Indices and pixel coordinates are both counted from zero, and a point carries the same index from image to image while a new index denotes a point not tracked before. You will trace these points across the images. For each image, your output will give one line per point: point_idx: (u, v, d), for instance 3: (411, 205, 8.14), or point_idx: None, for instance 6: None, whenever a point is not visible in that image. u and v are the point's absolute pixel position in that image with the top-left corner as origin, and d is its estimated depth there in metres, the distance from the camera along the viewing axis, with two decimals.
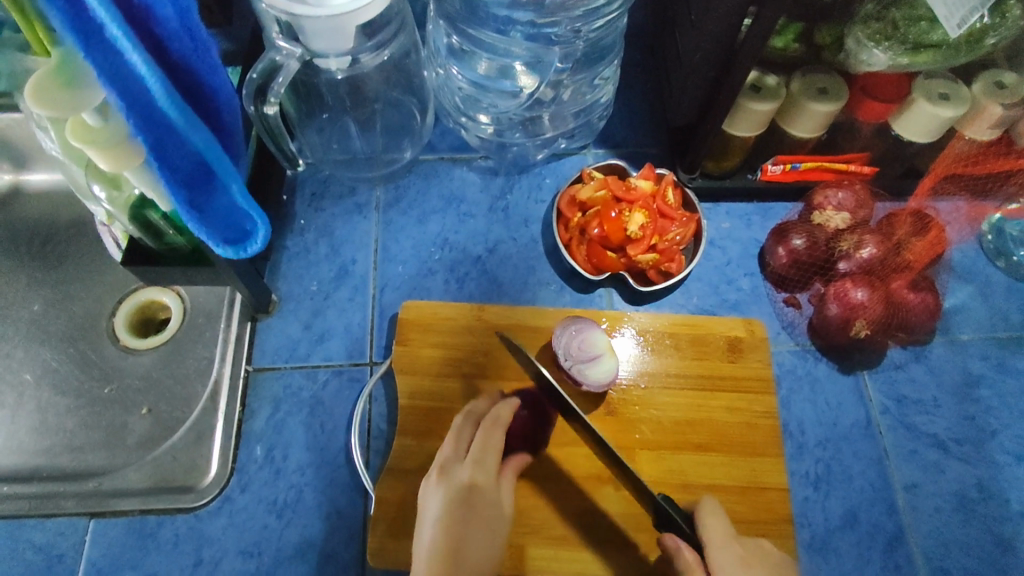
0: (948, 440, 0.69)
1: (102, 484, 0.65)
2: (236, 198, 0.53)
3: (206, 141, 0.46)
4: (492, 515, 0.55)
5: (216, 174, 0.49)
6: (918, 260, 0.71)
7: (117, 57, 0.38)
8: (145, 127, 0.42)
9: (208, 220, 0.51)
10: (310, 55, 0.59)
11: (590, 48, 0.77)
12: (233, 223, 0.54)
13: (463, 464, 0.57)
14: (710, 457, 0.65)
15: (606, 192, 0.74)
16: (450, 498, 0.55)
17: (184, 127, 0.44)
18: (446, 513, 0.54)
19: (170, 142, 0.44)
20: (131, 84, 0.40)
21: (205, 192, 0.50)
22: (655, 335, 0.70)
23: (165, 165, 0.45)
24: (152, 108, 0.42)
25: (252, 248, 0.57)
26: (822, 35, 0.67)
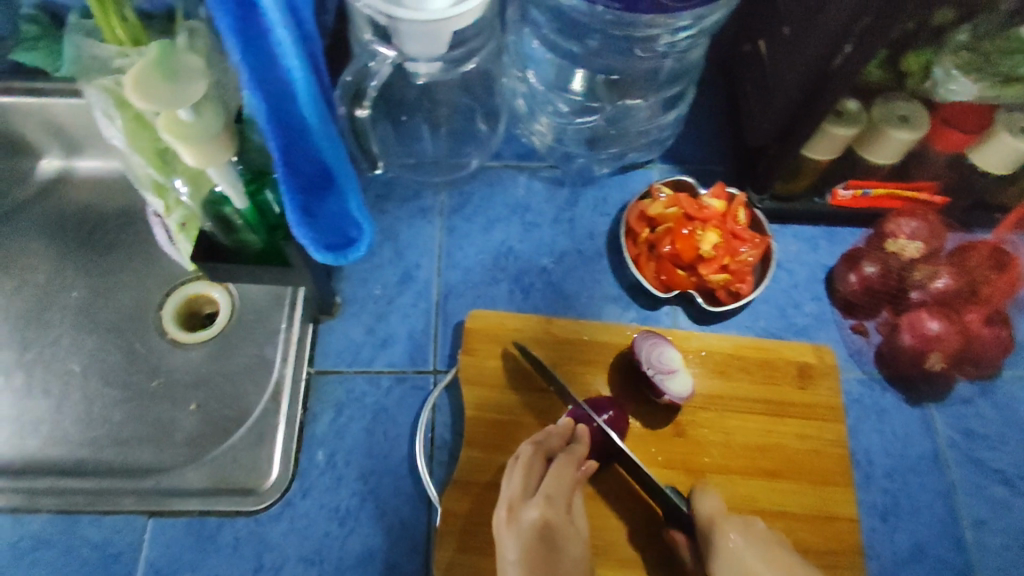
0: (1015, 476, 0.69)
1: (160, 482, 0.64)
2: (349, 208, 0.51)
3: (334, 148, 0.45)
4: (573, 557, 0.53)
5: (336, 182, 0.48)
6: (994, 293, 0.70)
7: (270, 56, 0.37)
8: (277, 128, 0.41)
9: (317, 226, 0.49)
10: (402, 59, 0.58)
11: (677, 68, 0.78)
12: (341, 231, 0.53)
13: (534, 502, 0.55)
14: (782, 484, 0.65)
15: (677, 209, 0.73)
16: (527, 544, 0.52)
17: (318, 132, 0.43)
18: (525, 555, 0.52)
19: (298, 146, 0.43)
20: (276, 84, 0.39)
21: (320, 198, 0.48)
22: (724, 356, 0.69)
23: (289, 167, 0.44)
24: (290, 111, 0.41)
25: (354, 258, 0.55)
26: (909, 62, 0.65)
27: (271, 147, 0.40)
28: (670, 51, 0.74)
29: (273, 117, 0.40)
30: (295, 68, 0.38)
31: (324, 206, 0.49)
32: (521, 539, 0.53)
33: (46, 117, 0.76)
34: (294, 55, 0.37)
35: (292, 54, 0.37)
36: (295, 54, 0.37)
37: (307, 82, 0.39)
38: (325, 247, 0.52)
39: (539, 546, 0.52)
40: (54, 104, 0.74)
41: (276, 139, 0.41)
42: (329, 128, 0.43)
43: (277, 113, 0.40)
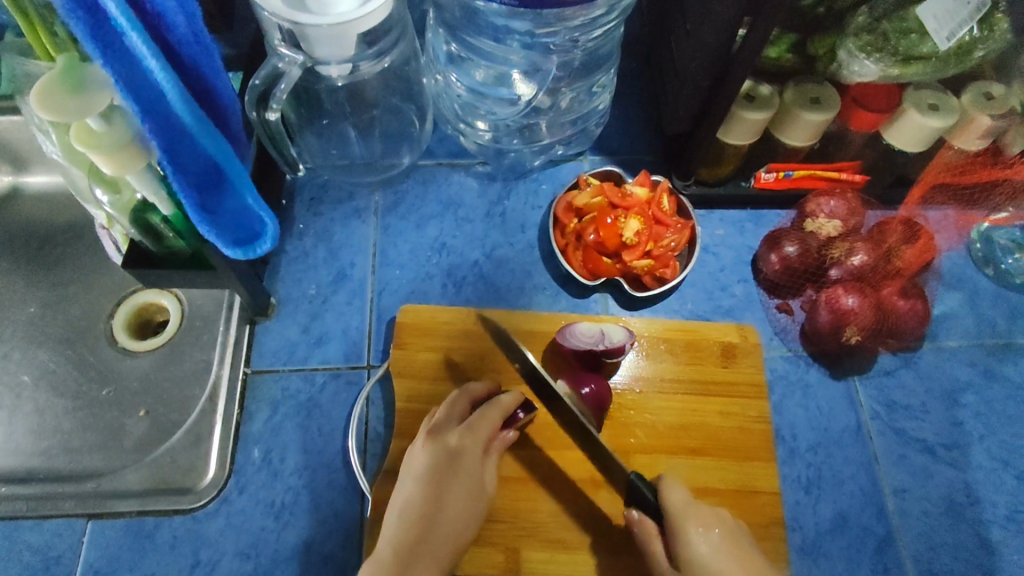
0: (936, 444, 0.71)
1: (101, 485, 0.66)
2: (247, 201, 0.53)
3: (219, 145, 0.47)
4: (471, 483, 0.58)
5: (228, 177, 0.50)
6: (907, 266, 0.72)
7: (132, 61, 0.39)
8: (160, 133, 0.42)
9: (220, 222, 0.51)
10: (313, 62, 0.59)
11: (587, 57, 0.79)
12: (245, 226, 0.55)
13: (455, 429, 0.60)
14: (705, 460, 0.66)
15: (602, 199, 0.75)
16: (432, 461, 0.58)
17: (199, 132, 0.45)
18: (427, 472, 0.57)
19: (183, 147, 0.45)
20: (146, 88, 0.40)
21: (218, 195, 0.50)
22: (649, 340, 0.71)
23: (178, 167, 0.45)
24: (168, 113, 0.42)
25: (262, 249, 0.57)
26: (816, 46, 0.68)
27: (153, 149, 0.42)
28: (580, 45, 0.76)
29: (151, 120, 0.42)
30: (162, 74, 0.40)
31: (223, 202, 0.51)
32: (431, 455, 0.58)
33: None
34: (155, 59, 0.39)
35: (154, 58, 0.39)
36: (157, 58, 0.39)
37: (173, 82, 0.41)
38: (234, 243, 0.54)
39: (442, 468, 0.57)
40: None
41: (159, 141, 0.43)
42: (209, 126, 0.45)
43: (156, 117, 0.42)
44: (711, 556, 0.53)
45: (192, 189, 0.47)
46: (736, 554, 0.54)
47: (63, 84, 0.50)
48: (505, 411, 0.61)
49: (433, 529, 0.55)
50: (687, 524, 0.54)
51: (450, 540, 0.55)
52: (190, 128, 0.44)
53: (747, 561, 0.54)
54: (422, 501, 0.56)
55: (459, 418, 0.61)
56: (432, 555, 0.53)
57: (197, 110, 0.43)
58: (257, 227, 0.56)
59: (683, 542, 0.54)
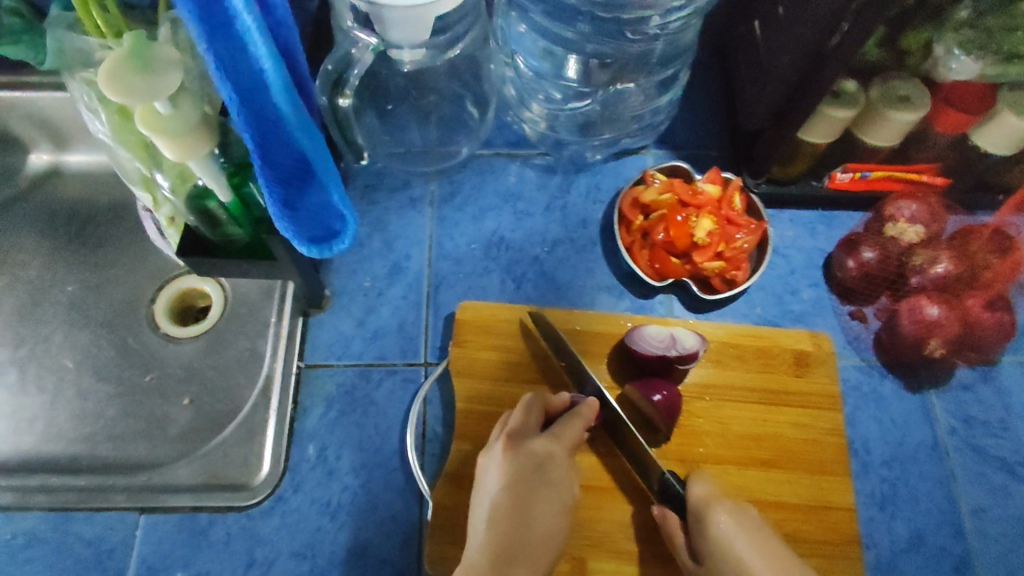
0: (1016, 464, 0.68)
1: (151, 478, 0.64)
2: (332, 200, 0.50)
3: (314, 140, 0.44)
4: (559, 492, 0.56)
5: (317, 175, 0.47)
6: (996, 279, 0.68)
7: (239, 46, 0.35)
8: (254, 124, 0.39)
9: (300, 220, 0.49)
10: (385, 46, 0.55)
11: (670, 50, 0.77)
12: (324, 223, 0.52)
13: (538, 437, 0.57)
14: (776, 473, 0.63)
15: (672, 195, 0.72)
16: (517, 471, 0.55)
17: (295, 127, 0.41)
18: (512, 483, 0.55)
19: (276, 140, 0.42)
20: (248, 75, 0.37)
21: (301, 190, 0.47)
22: (719, 345, 0.68)
23: (266, 159, 0.42)
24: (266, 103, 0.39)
25: (339, 249, 0.55)
26: (908, 41, 0.63)
27: (246, 141, 0.39)
28: (663, 33, 0.73)
29: (246, 110, 0.39)
30: (267, 63, 0.37)
31: (306, 198, 0.48)
32: (514, 465, 0.56)
33: (33, 110, 0.74)
34: (264, 46, 0.36)
35: (264, 45, 0.36)
36: (266, 45, 0.36)
37: (278, 71, 0.37)
38: (309, 240, 0.51)
39: (529, 479, 0.55)
40: (38, 99, 0.73)
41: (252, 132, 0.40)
42: (305, 121, 0.42)
43: (252, 106, 0.39)
44: (733, 539, 0.55)
45: (277, 183, 0.44)
46: (755, 541, 0.56)
47: (132, 65, 0.47)
48: (587, 420, 0.59)
49: (524, 541, 0.53)
50: (713, 510, 0.56)
51: (545, 547, 0.53)
52: (286, 121, 0.41)
53: (768, 550, 0.55)
54: (511, 511, 0.54)
55: (538, 426, 0.59)
56: (528, 567, 0.51)
57: (297, 102, 0.40)
58: (336, 226, 0.53)
59: (706, 530, 0.56)
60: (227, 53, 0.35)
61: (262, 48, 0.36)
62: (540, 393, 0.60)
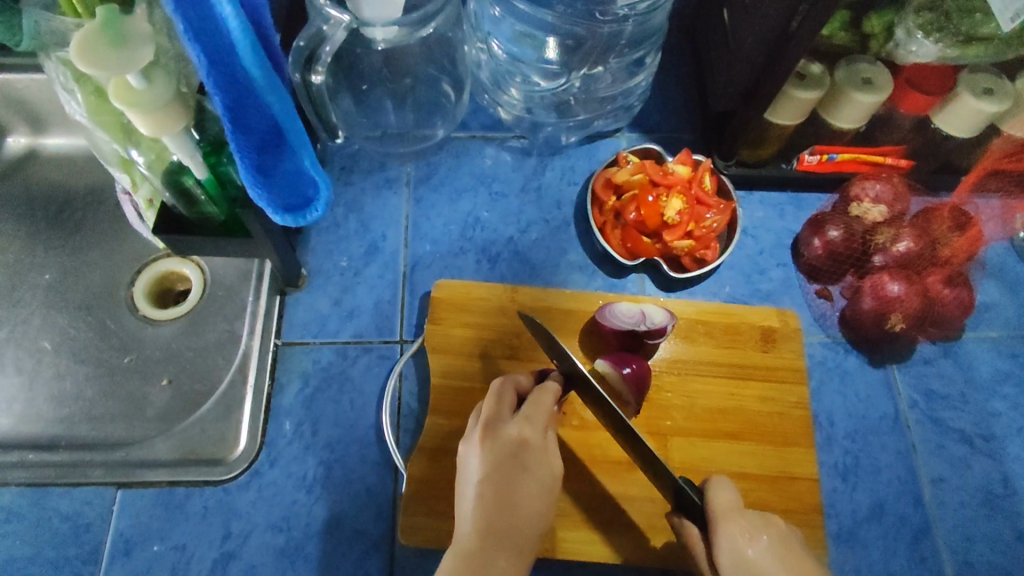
0: (974, 435, 0.70)
1: (130, 455, 0.65)
2: (305, 166, 0.51)
3: (284, 105, 0.44)
4: (542, 476, 0.53)
5: (289, 140, 0.47)
6: (955, 255, 0.70)
7: (206, 8, 0.36)
8: (225, 89, 0.40)
9: (275, 187, 0.49)
10: (358, 23, 0.57)
11: (639, 32, 0.76)
12: (297, 190, 0.53)
13: (511, 422, 0.55)
14: (743, 445, 0.65)
15: (643, 175, 0.73)
16: (495, 458, 0.53)
17: (265, 89, 0.42)
18: (491, 471, 0.52)
19: (247, 105, 0.42)
20: (216, 39, 0.38)
21: (275, 158, 0.48)
22: (687, 322, 0.69)
23: (239, 126, 0.43)
24: (237, 69, 0.40)
25: (313, 216, 0.56)
26: (872, 23, 0.65)
27: (218, 105, 0.39)
28: (631, 13, 0.72)
29: (217, 74, 0.39)
30: (234, 22, 0.37)
31: (280, 165, 0.49)
32: (492, 453, 0.53)
33: (8, 92, 0.74)
34: (231, 8, 0.36)
35: (231, 8, 0.36)
36: (234, 7, 0.36)
37: (247, 34, 0.38)
38: (283, 207, 0.52)
39: (508, 464, 0.52)
40: (14, 80, 0.73)
41: (223, 98, 0.41)
42: (275, 83, 0.42)
43: (223, 71, 0.39)
44: (758, 557, 0.50)
45: (251, 149, 0.45)
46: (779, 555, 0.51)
47: (102, 38, 0.48)
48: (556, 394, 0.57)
49: (509, 529, 0.50)
50: (727, 524, 0.50)
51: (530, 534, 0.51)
52: (256, 83, 0.41)
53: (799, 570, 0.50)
54: (493, 499, 0.51)
55: (511, 411, 0.57)
56: (512, 553, 0.49)
57: (267, 67, 0.41)
58: (309, 192, 0.54)
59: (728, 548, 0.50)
60: (195, 15, 0.36)
61: (228, 9, 0.37)
62: (506, 380, 0.59)
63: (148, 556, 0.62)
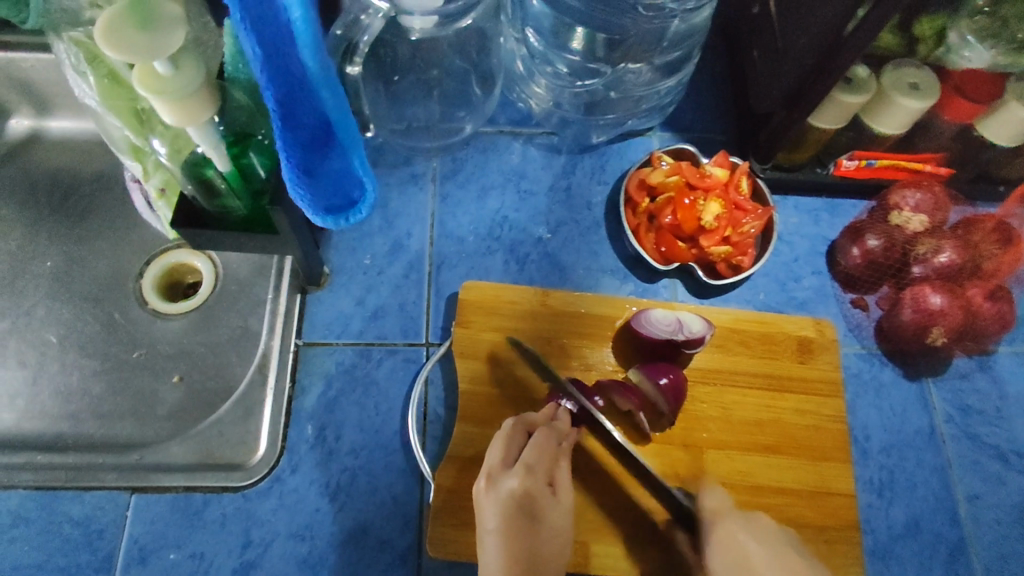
0: (1010, 452, 0.69)
1: (143, 458, 0.62)
2: (352, 165, 0.48)
3: (338, 101, 0.41)
4: (557, 522, 0.51)
5: (338, 140, 0.44)
6: (999, 269, 0.69)
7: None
8: (277, 83, 0.37)
9: (317, 186, 0.47)
10: (396, 12, 0.53)
11: (683, 30, 0.73)
12: (341, 188, 0.50)
13: (514, 471, 0.52)
14: (778, 459, 0.63)
15: (679, 177, 0.71)
16: (507, 510, 0.50)
17: (322, 88, 0.39)
18: (502, 524, 0.49)
19: (301, 103, 0.39)
20: (276, 32, 0.35)
21: (323, 156, 0.45)
22: (723, 330, 0.67)
23: (289, 123, 0.40)
24: (294, 65, 0.37)
25: (354, 215, 0.53)
26: (923, 27, 0.62)
27: (267, 101, 0.37)
28: (678, 9, 0.70)
29: (273, 69, 0.36)
30: (299, 19, 0.34)
31: (327, 164, 0.46)
32: (501, 505, 0.50)
33: (12, 72, 0.70)
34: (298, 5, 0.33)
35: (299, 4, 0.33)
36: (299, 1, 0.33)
37: (313, 33, 0.35)
38: (326, 210, 0.50)
39: (520, 515, 0.50)
40: (19, 60, 0.68)
41: (276, 94, 0.38)
42: (333, 84, 0.39)
43: (279, 67, 0.36)
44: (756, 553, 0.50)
45: (298, 148, 0.42)
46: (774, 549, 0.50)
47: (133, 19, 0.44)
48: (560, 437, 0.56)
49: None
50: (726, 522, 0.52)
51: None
52: (313, 83, 0.38)
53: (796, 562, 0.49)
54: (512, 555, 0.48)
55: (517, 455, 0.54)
56: None
57: (328, 67, 0.38)
58: (354, 190, 0.51)
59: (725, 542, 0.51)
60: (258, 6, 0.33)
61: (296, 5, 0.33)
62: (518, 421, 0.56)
63: (164, 564, 0.60)
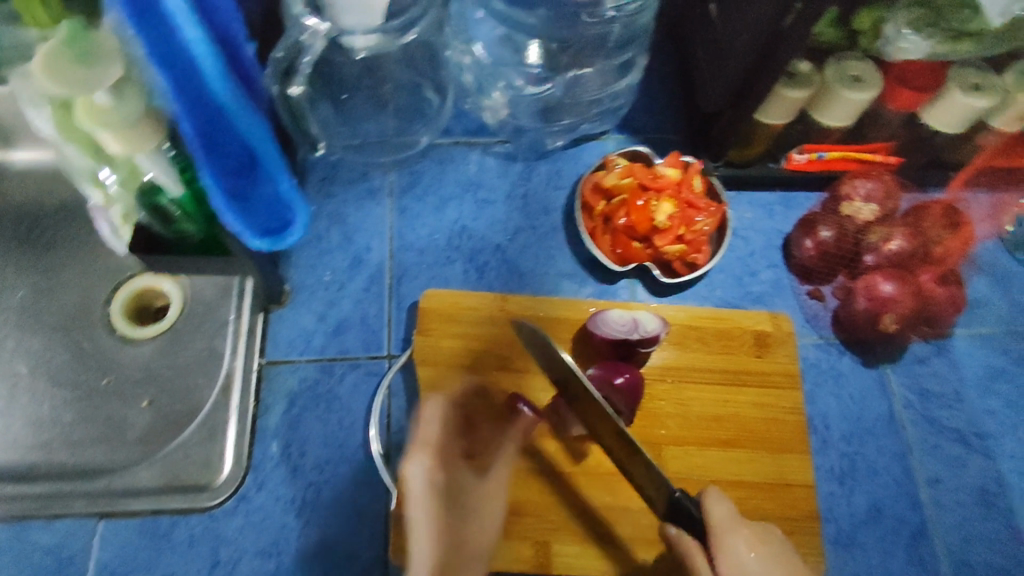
0: (969, 433, 0.70)
1: (110, 483, 0.62)
2: (279, 188, 0.50)
3: (257, 127, 0.43)
4: (480, 507, 0.58)
5: (263, 164, 0.46)
6: (948, 254, 0.70)
7: (172, 37, 0.35)
8: (196, 117, 0.38)
9: (251, 213, 0.48)
10: (337, 32, 0.54)
11: (626, 32, 0.76)
12: (272, 212, 0.51)
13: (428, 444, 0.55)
14: (736, 453, 0.64)
15: (632, 179, 0.72)
16: (432, 488, 0.51)
17: (239, 115, 0.40)
18: (427, 499, 0.51)
19: (223, 134, 0.41)
20: (185, 67, 0.36)
21: (250, 182, 0.47)
22: (680, 328, 0.68)
23: (215, 157, 0.41)
24: (207, 96, 0.38)
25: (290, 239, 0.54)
26: (861, 19, 0.63)
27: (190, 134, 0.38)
28: (620, 14, 0.73)
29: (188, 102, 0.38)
30: (201, 48, 0.36)
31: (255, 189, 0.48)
32: (426, 477, 0.52)
33: None
34: (195, 34, 0.35)
35: (197, 34, 0.35)
36: (197, 32, 0.35)
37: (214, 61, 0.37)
38: (261, 232, 0.51)
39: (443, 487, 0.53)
40: None
41: (196, 125, 0.39)
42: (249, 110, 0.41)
43: (195, 102, 0.38)
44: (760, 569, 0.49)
45: (228, 179, 0.43)
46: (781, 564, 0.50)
47: (70, 55, 0.44)
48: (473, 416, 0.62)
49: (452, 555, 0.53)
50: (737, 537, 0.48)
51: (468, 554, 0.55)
52: (231, 111, 0.40)
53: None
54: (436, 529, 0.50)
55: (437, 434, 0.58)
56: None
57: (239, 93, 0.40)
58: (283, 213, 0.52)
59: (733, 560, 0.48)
60: (160, 45, 0.35)
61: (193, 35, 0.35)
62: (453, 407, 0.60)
63: None
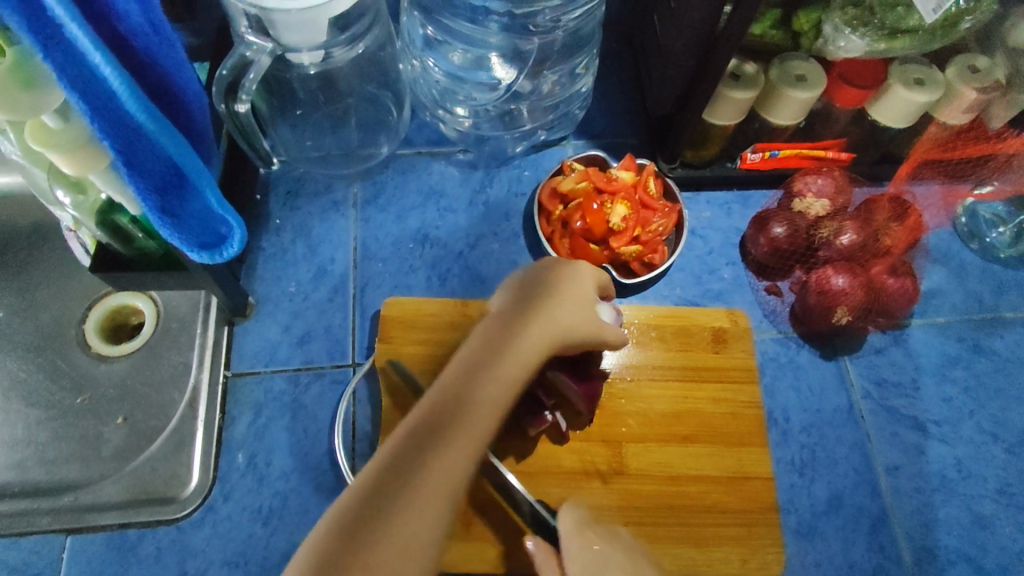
0: (927, 421, 0.71)
1: (79, 499, 0.63)
2: (211, 203, 0.51)
3: (177, 143, 0.44)
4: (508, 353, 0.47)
5: (190, 179, 0.48)
6: (895, 245, 0.72)
7: (82, 62, 0.36)
8: (113, 134, 0.40)
9: (184, 229, 0.49)
10: (282, 49, 0.56)
11: (571, 40, 0.77)
12: (210, 229, 0.53)
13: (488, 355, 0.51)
14: (696, 448, 0.65)
15: (587, 183, 0.73)
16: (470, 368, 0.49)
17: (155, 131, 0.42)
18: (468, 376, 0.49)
19: (143, 148, 0.42)
20: (98, 89, 0.38)
21: (180, 198, 0.48)
22: (641, 326, 0.69)
23: (137, 172, 0.43)
24: (122, 114, 0.40)
25: (229, 253, 0.55)
26: (799, 21, 0.65)
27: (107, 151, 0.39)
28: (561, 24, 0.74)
29: (104, 121, 0.39)
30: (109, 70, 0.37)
31: (186, 206, 0.49)
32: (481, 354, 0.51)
33: None
34: (104, 59, 0.36)
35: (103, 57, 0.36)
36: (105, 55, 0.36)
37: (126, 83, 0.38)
38: (199, 247, 0.52)
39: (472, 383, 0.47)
40: None
41: (114, 143, 0.41)
42: (167, 127, 0.43)
43: (110, 119, 0.39)
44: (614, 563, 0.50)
45: (153, 193, 0.45)
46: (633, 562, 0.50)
47: (11, 81, 0.43)
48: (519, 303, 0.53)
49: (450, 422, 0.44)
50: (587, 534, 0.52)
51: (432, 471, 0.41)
52: (146, 127, 0.41)
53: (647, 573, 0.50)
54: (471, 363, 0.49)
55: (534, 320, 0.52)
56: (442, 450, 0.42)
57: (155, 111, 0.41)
58: (222, 229, 0.54)
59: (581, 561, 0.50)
60: (71, 68, 0.36)
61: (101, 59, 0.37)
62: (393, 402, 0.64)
63: None
